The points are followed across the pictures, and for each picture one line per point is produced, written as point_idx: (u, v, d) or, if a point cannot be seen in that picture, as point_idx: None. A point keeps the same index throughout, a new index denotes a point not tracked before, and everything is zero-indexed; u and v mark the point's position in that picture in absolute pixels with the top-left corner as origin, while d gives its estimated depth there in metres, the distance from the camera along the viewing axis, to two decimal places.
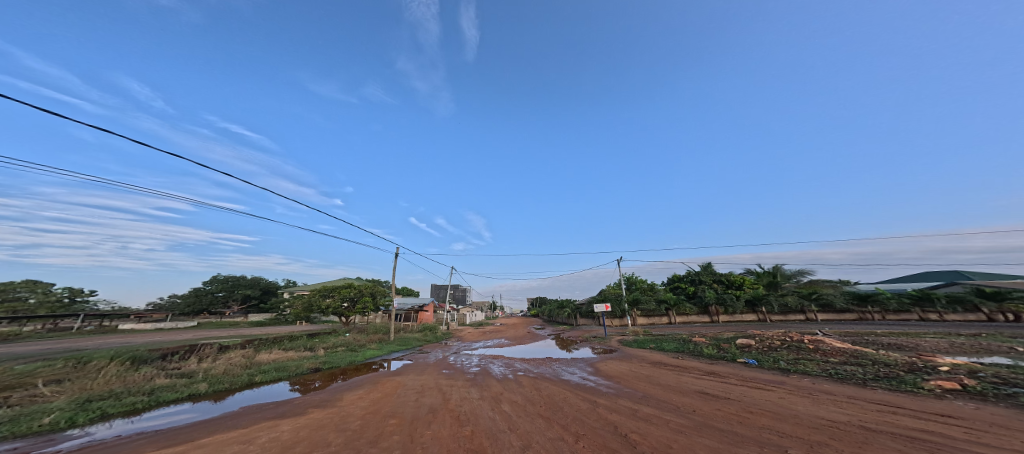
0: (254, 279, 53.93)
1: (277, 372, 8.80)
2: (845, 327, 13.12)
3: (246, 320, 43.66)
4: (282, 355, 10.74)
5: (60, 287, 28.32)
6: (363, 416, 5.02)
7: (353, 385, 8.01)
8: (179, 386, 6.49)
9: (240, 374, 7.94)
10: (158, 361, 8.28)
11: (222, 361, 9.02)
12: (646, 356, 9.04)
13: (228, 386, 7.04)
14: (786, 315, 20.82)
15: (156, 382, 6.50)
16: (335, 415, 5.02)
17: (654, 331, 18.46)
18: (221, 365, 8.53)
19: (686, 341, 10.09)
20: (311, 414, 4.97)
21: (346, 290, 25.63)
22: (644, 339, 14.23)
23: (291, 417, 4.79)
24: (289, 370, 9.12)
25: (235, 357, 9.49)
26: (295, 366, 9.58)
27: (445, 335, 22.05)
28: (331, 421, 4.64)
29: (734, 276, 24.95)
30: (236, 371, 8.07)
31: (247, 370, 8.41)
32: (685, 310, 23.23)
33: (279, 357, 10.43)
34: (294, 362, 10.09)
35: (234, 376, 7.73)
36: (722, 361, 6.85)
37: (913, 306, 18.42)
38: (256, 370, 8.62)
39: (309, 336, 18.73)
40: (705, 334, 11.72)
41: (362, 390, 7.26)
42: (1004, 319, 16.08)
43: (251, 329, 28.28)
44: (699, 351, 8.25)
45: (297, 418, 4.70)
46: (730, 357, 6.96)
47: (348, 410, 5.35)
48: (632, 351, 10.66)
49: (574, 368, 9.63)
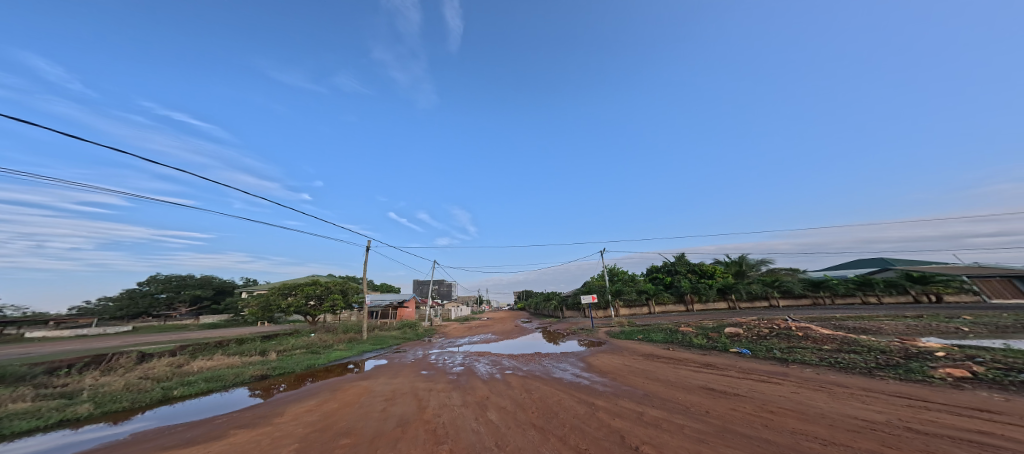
0: (204, 279, 48.79)
1: (207, 383, 7.45)
2: (808, 313, 14.01)
3: (198, 322, 39.49)
4: (221, 362, 9.27)
5: None
6: (304, 438, 4.16)
7: (304, 394, 6.94)
8: (49, 411, 5.12)
9: (150, 389, 6.54)
10: (40, 378, 6.69)
11: (134, 372, 7.51)
12: (636, 348, 8.87)
13: (128, 405, 5.72)
14: (752, 301, 22.49)
15: (12, 409, 5.07)
16: (268, 437, 4.12)
17: (637, 321, 18.93)
18: (129, 378, 7.05)
19: (673, 330, 10.12)
20: (232, 439, 4.02)
21: (310, 288, 23.53)
22: (630, 329, 14.33)
23: (200, 445, 3.81)
24: (223, 380, 7.71)
25: (153, 368, 7.96)
26: (233, 375, 8.17)
27: (426, 331, 21.08)
28: (260, 447, 3.77)
29: (706, 265, 26.06)
30: (146, 385, 6.65)
31: (164, 383, 6.99)
32: (663, 299, 24.29)
33: (216, 364, 8.97)
34: (235, 370, 8.67)
35: (140, 392, 6.33)
36: (716, 352, 6.73)
37: (856, 290, 20.30)
38: (178, 382, 7.22)
39: (266, 338, 16.92)
40: (690, 323, 11.90)
41: (314, 401, 6.26)
42: (928, 299, 18.34)
43: (202, 332, 25.45)
44: (689, 341, 8.21)
45: (208, 447, 3.73)
46: (723, 348, 6.89)
47: (285, 429, 4.45)
48: (620, 343, 10.54)
49: (563, 364, 9.25)
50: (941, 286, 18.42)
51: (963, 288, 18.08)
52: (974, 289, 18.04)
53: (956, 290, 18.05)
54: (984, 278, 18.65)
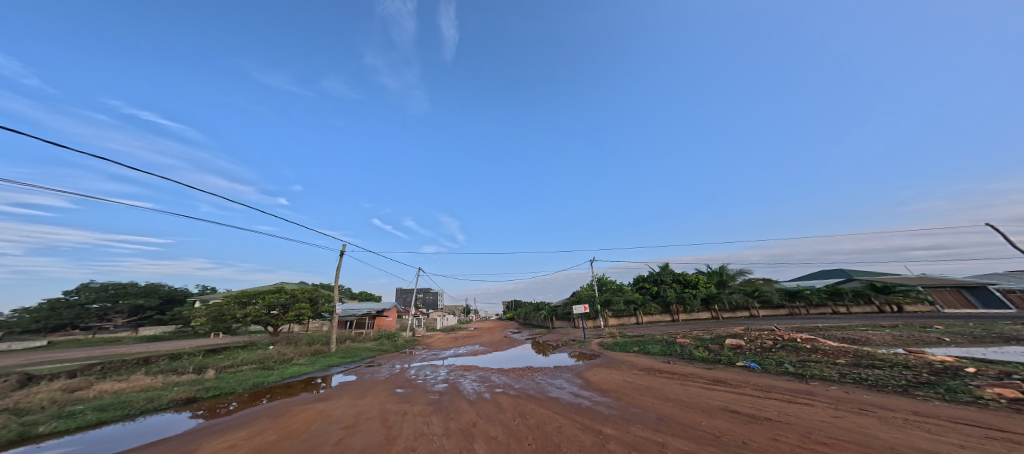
0: (149, 286, 43.68)
1: (101, 412, 5.91)
2: (792, 322, 14.23)
3: (136, 335, 34.85)
4: (131, 385, 7.63)
5: None
6: None
7: (235, 423, 5.63)
8: None
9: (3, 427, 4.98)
10: None
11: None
12: (636, 362, 8.31)
13: None
14: (734, 312, 23.08)
15: None
16: None
17: (628, 331, 18.62)
18: None
19: (671, 342, 9.71)
20: None
21: (273, 296, 21.30)
22: (623, 340, 13.88)
23: None
24: (125, 409, 6.15)
25: (31, 396, 6.31)
26: (144, 400, 6.65)
27: (406, 343, 19.57)
28: None
29: (689, 275, 26.75)
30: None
31: (32, 417, 5.41)
32: (650, 310, 24.43)
33: (122, 388, 7.32)
34: (151, 393, 7.15)
35: None
36: (721, 366, 6.30)
37: (828, 300, 21.26)
38: (55, 414, 5.64)
39: (211, 353, 14.77)
40: (685, 334, 11.61)
41: (245, 432, 5.03)
42: (890, 309, 19.53)
43: (142, 346, 22.31)
44: (690, 354, 7.78)
45: None
46: (729, 361, 6.48)
47: None
48: (616, 356, 9.97)
49: (558, 381, 8.49)
50: (900, 296, 19.69)
51: (920, 298, 19.42)
52: (930, 299, 19.41)
53: (914, 300, 19.34)
54: (936, 288, 20.16)
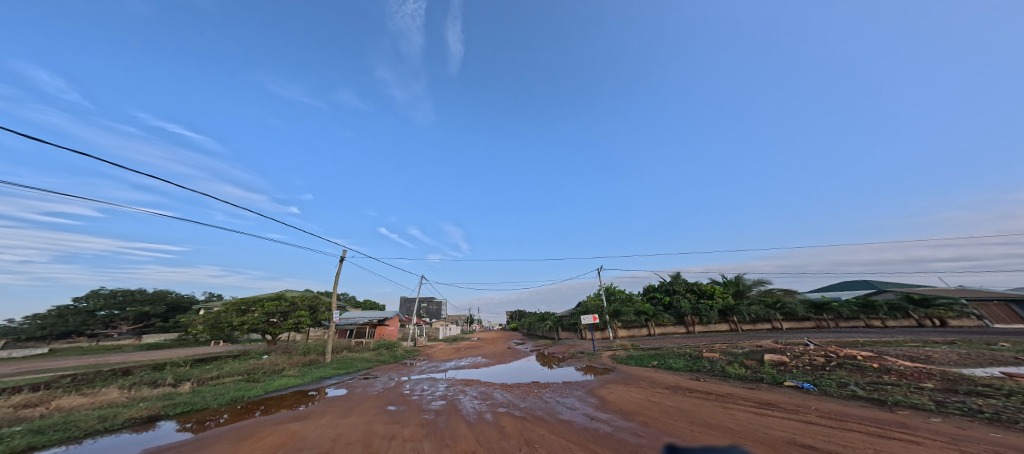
0: (157, 293, 43.85)
1: (35, 437, 5.20)
2: (826, 336, 12.94)
3: (138, 343, 34.56)
4: (86, 404, 7.00)
5: None
6: None
7: (187, 448, 4.83)
8: None
9: None
10: None
11: None
12: (658, 379, 7.25)
13: None
14: (755, 324, 21.78)
15: None
16: None
17: (642, 344, 17.51)
18: None
19: (696, 357, 8.63)
20: None
21: (272, 304, 20.62)
22: (640, 354, 12.77)
23: None
24: (67, 431, 5.53)
25: None
26: (95, 420, 6.05)
27: (407, 353, 18.62)
28: None
29: (704, 285, 25.88)
30: None
31: None
32: (663, 321, 23.54)
33: (76, 408, 6.66)
34: (105, 411, 6.55)
35: None
36: (766, 385, 5.25)
37: (859, 313, 19.74)
38: None
39: (198, 363, 14.03)
40: (709, 348, 10.47)
41: None
42: (931, 324, 17.96)
43: (140, 354, 21.81)
44: (722, 371, 6.71)
45: None
46: (774, 380, 5.44)
47: None
48: (633, 372, 8.87)
49: (569, 400, 7.45)
50: (942, 310, 18.10)
51: (965, 312, 17.78)
52: (976, 313, 17.80)
53: (959, 314, 17.74)
54: (982, 301, 18.54)
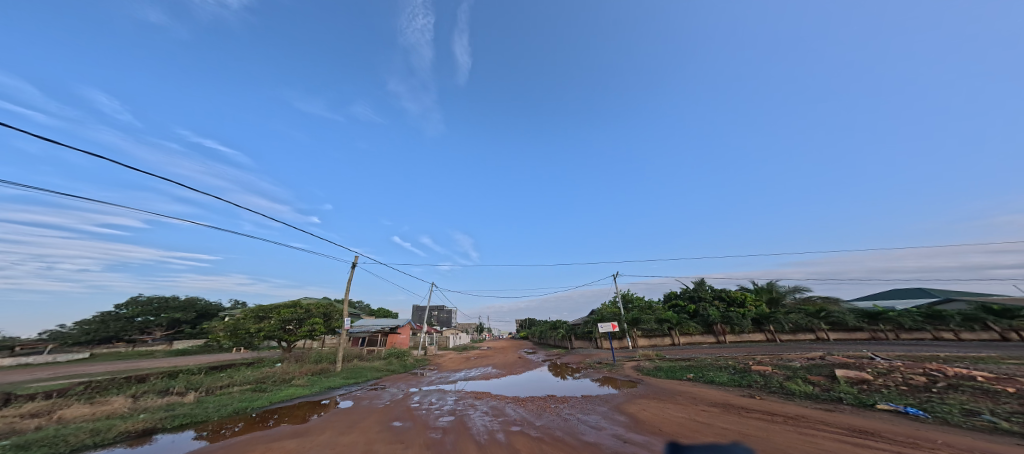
0: (189, 301, 45.89)
1: None
2: (890, 348, 11.27)
3: (168, 349, 35.98)
4: (85, 416, 6.67)
5: None
6: None
7: None
8: None
9: None
10: None
11: None
12: (700, 395, 6.17)
13: None
14: (796, 334, 19.77)
15: None
16: None
17: (667, 354, 16.20)
18: None
19: (740, 370, 7.46)
20: None
21: (288, 311, 20.74)
22: (667, 365, 11.60)
23: None
24: (52, 447, 5.12)
25: None
26: (85, 434, 5.63)
27: (417, 363, 18.04)
28: None
29: (734, 292, 24.24)
30: None
31: None
32: (688, 330, 21.97)
33: (74, 420, 6.35)
34: (99, 423, 6.16)
35: None
36: (850, 408, 4.14)
37: (925, 324, 17.48)
38: None
39: (211, 371, 13.94)
40: (752, 361, 9.19)
41: None
42: (1019, 338, 15.49)
43: (164, 361, 22.39)
44: (782, 387, 5.57)
45: None
46: (860, 401, 4.30)
47: None
48: (665, 386, 7.76)
49: (593, 418, 6.48)
50: None
51: None
52: None
53: None
54: None
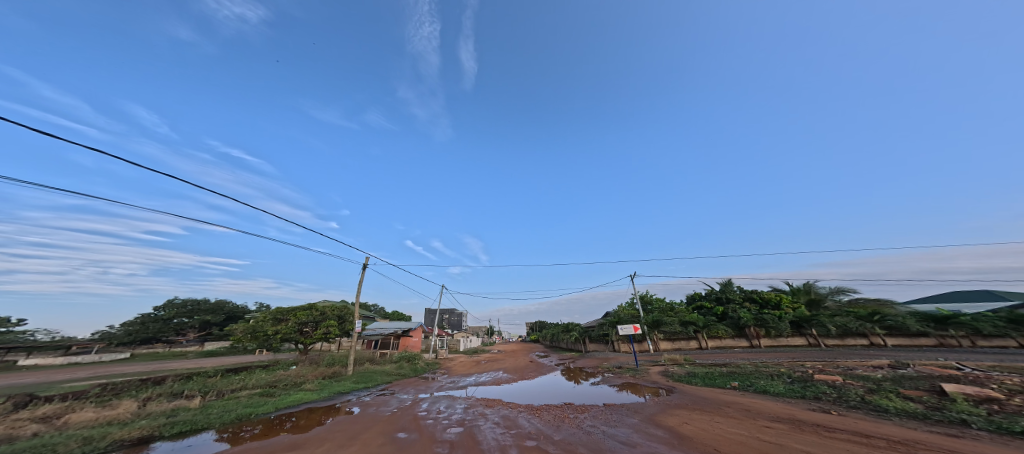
0: (220, 303, 48.23)
1: None
2: (968, 356, 9.71)
3: (198, 350, 37.74)
4: (87, 421, 6.48)
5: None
6: None
7: None
8: None
9: None
10: None
11: None
12: (755, 409, 5.17)
13: None
14: (844, 339, 17.85)
15: None
16: None
17: (696, 359, 14.94)
18: None
19: (798, 379, 6.36)
20: None
21: (304, 314, 21.01)
22: (699, 372, 10.49)
23: None
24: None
25: None
26: (80, 441, 5.33)
27: (428, 366, 17.65)
28: None
29: (767, 293, 22.48)
30: None
31: None
32: (717, 333, 20.38)
33: (76, 426, 6.15)
34: (99, 430, 5.91)
35: None
36: (988, 433, 3.09)
37: (1007, 330, 15.41)
38: None
39: (227, 374, 14.04)
40: (806, 368, 7.99)
41: None
42: None
43: (191, 362, 23.35)
44: (869, 402, 4.48)
45: None
46: (998, 425, 3.23)
47: None
48: (706, 396, 6.75)
49: (622, 431, 5.58)
50: None
51: None
52: None
53: None
54: None
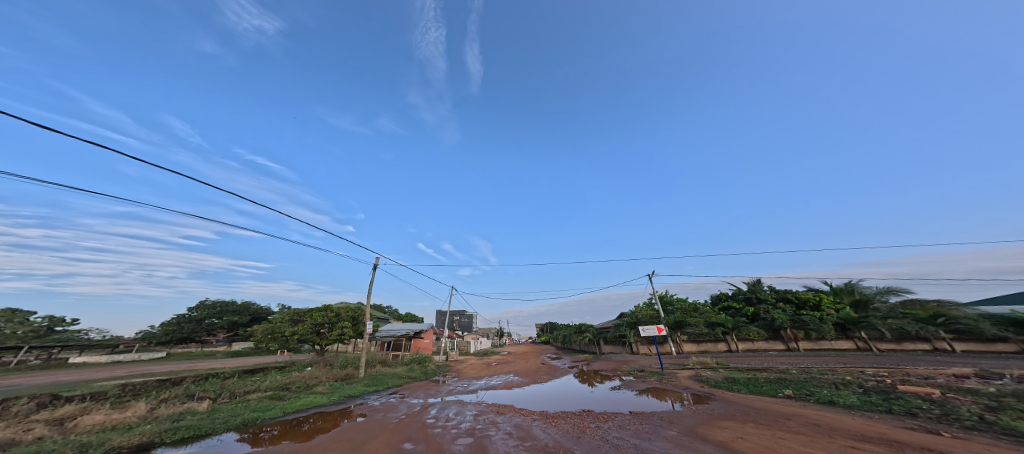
0: (247, 304, 50.40)
1: None
2: None
3: (225, 350, 39.36)
4: (95, 424, 6.38)
5: (22, 318, 25.59)
6: None
7: None
8: None
9: None
10: None
11: None
12: (829, 425, 4.34)
13: None
14: (901, 343, 16.41)
15: None
16: None
17: (728, 362, 13.79)
18: None
19: (874, 390, 5.39)
20: None
21: (320, 315, 21.32)
22: (735, 377, 9.50)
23: None
24: None
25: None
26: (79, 448, 5.14)
27: (438, 368, 17.33)
28: None
29: (804, 293, 20.80)
30: None
31: None
32: (748, 334, 18.92)
33: (83, 430, 6.05)
34: (101, 435, 5.74)
35: None
36: None
37: None
38: None
39: (243, 375, 14.16)
40: (873, 378, 6.92)
41: None
42: None
43: (216, 362, 24.24)
44: (997, 422, 3.63)
45: None
46: None
47: None
48: (755, 406, 5.90)
49: (659, 445, 4.81)
50: None
51: None
52: None
53: None
54: None
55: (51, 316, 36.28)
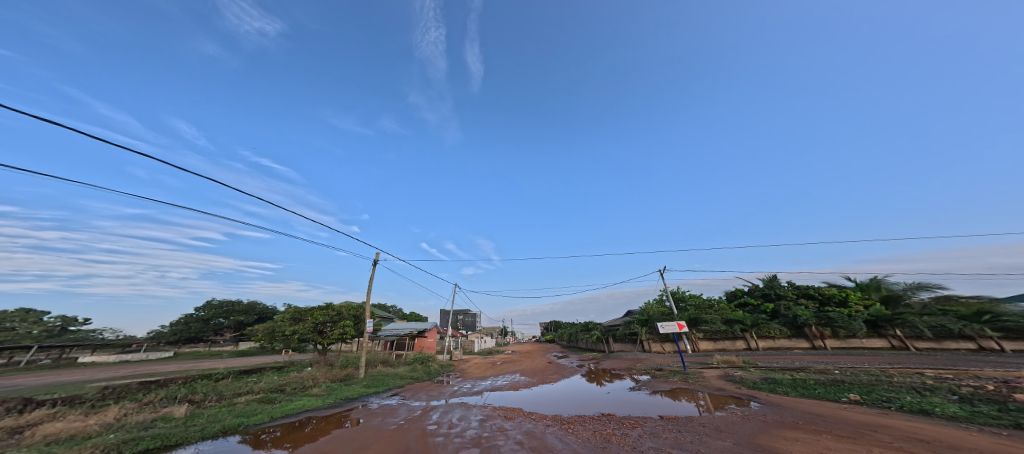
0: (253, 304, 50.31)
1: None
2: None
3: (231, 350, 39.21)
4: (49, 434, 5.58)
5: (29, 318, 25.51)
6: None
7: None
8: None
9: None
10: None
11: None
12: (947, 443, 3.31)
13: None
14: (942, 342, 15.10)
15: None
16: None
17: (753, 361, 12.68)
18: None
19: (978, 398, 4.32)
20: None
21: (321, 314, 20.66)
22: (771, 378, 8.42)
23: None
24: None
25: None
26: None
27: (441, 368, 16.52)
28: None
29: (828, 288, 19.53)
30: None
31: None
32: (770, 332, 17.69)
33: (32, 441, 5.25)
34: (49, 448, 4.95)
35: None
36: None
37: None
38: None
39: (238, 375, 13.46)
40: (955, 382, 5.79)
41: None
42: None
43: (220, 361, 23.89)
44: None
45: None
46: None
47: None
48: (821, 414, 4.86)
49: None
50: None
51: None
52: None
53: None
54: None
55: (63, 315, 36.46)
